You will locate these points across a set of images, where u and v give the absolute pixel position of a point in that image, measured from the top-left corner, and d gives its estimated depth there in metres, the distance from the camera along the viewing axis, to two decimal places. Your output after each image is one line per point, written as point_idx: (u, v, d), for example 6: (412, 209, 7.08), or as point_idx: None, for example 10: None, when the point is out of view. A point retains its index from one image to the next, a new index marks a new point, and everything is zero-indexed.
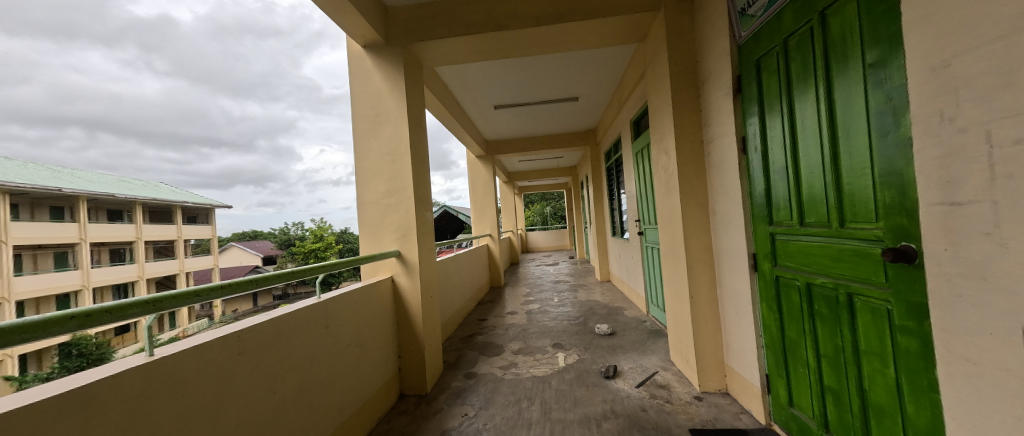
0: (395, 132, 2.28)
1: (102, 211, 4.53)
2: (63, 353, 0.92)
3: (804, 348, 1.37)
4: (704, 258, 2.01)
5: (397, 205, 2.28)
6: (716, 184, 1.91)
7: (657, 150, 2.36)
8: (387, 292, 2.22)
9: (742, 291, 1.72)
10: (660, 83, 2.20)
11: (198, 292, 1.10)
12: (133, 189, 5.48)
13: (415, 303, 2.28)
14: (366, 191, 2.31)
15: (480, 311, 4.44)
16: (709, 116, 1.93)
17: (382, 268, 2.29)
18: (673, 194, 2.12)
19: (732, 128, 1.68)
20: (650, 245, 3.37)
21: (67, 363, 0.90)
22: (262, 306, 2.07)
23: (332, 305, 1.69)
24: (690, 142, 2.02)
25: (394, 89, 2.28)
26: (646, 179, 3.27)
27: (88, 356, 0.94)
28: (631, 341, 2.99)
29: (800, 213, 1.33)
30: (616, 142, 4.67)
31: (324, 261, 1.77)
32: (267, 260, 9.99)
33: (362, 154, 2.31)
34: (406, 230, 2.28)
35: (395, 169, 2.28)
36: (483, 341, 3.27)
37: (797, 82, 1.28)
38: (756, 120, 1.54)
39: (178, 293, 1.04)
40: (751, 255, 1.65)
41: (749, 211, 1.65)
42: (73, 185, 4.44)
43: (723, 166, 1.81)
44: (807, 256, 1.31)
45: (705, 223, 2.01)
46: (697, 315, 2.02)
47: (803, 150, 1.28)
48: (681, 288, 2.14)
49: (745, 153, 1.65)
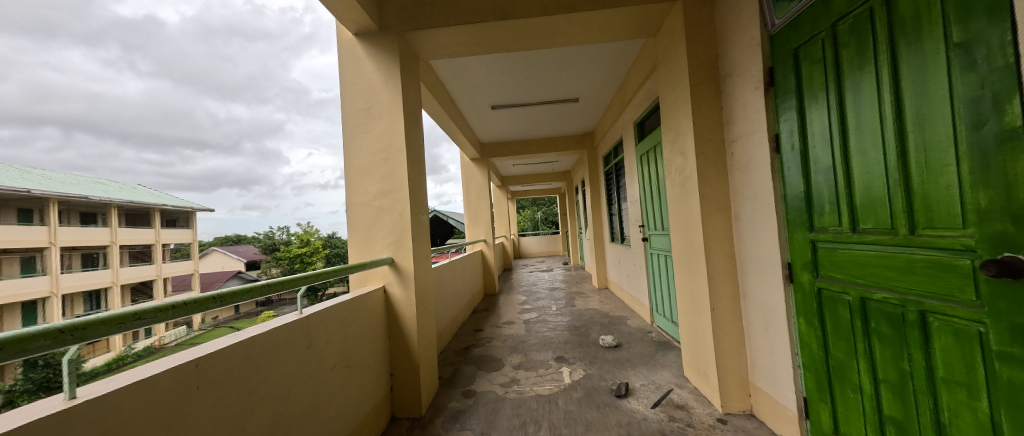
0: (390, 127, 2.08)
1: (75, 214, 4.15)
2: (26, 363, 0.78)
3: (855, 371, 1.22)
4: (727, 266, 1.86)
5: (391, 207, 2.07)
6: (742, 187, 1.76)
7: (671, 151, 2.22)
8: (378, 304, 2.00)
9: (775, 304, 1.57)
10: (676, 79, 2.07)
11: (140, 313, 0.83)
12: (105, 191, 5.10)
13: (409, 316, 2.06)
14: (356, 192, 2.09)
15: (475, 321, 4.20)
16: (733, 113, 1.79)
17: (372, 277, 2.06)
18: (691, 197, 1.97)
19: (764, 125, 1.55)
20: (657, 251, 3.22)
21: (33, 375, 0.76)
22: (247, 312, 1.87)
23: (321, 321, 1.47)
24: (711, 141, 1.88)
25: (390, 80, 2.08)
26: (653, 181, 3.14)
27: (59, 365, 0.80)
28: (638, 353, 2.81)
29: (850, 218, 1.19)
30: (616, 145, 4.55)
31: (311, 269, 1.54)
32: (251, 265, 9.54)
33: (352, 150, 2.10)
34: (400, 234, 2.07)
35: (390, 168, 2.08)
36: (480, 354, 3.04)
37: (849, 71, 1.15)
38: (793, 116, 1.40)
39: (111, 316, 0.78)
40: (786, 265, 1.50)
41: (784, 215, 1.50)
42: (44, 185, 3.98)
43: (750, 166, 1.67)
44: (861, 267, 1.17)
45: (728, 228, 1.86)
46: (719, 330, 1.85)
47: (857, 147, 1.14)
48: (700, 300, 1.98)
49: (778, 153, 1.51)
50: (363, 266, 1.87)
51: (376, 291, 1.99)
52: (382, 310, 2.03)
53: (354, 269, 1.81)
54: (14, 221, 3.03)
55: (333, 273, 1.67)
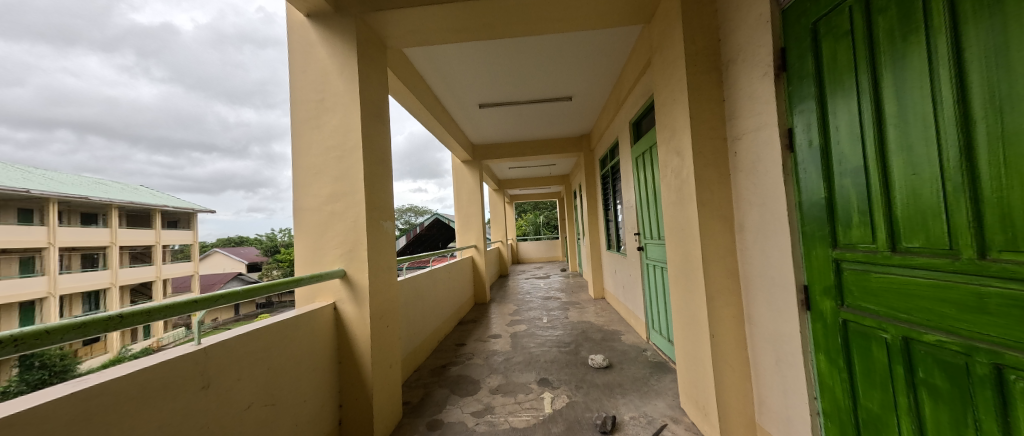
0: (344, 120, 1.83)
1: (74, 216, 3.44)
2: (25, 365, 0.90)
3: (895, 431, 0.94)
4: (727, 285, 1.59)
5: (345, 211, 1.82)
6: (746, 192, 1.50)
7: (666, 152, 1.95)
8: (325, 324, 1.74)
9: (789, 334, 1.29)
10: (670, 70, 1.81)
11: None
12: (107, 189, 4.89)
13: (362, 338, 1.79)
14: (306, 195, 1.84)
15: (459, 334, 3.93)
16: (735, 105, 1.54)
17: (322, 293, 1.81)
18: (687, 204, 1.71)
19: (774, 117, 1.29)
20: (653, 262, 2.95)
21: (27, 376, 0.88)
22: (244, 315, 1.85)
23: (231, 351, 1.22)
24: (710, 138, 1.63)
25: (348, 68, 1.85)
26: (649, 186, 2.88)
27: (51, 367, 0.92)
28: (630, 377, 2.52)
29: (889, 233, 0.92)
30: (612, 146, 4.29)
31: (225, 290, 1.30)
32: None
33: (305, 147, 1.86)
34: (354, 243, 1.81)
35: (345, 167, 1.83)
36: (456, 374, 2.76)
37: (887, 45, 0.89)
38: (811, 105, 1.14)
39: None
40: (802, 287, 1.23)
41: (799, 227, 1.23)
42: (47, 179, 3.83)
43: (758, 168, 1.41)
44: (903, 298, 0.90)
45: (729, 241, 1.60)
46: (718, 361, 1.58)
47: (898, 143, 0.88)
48: (697, 323, 1.71)
49: (792, 151, 1.25)
50: (303, 281, 1.60)
51: (323, 308, 1.73)
52: (331, 330, 1.77)
53: (294, 284, 1.56)
54: (13, 221, 2.66)
55: (256, 293, 1.39)
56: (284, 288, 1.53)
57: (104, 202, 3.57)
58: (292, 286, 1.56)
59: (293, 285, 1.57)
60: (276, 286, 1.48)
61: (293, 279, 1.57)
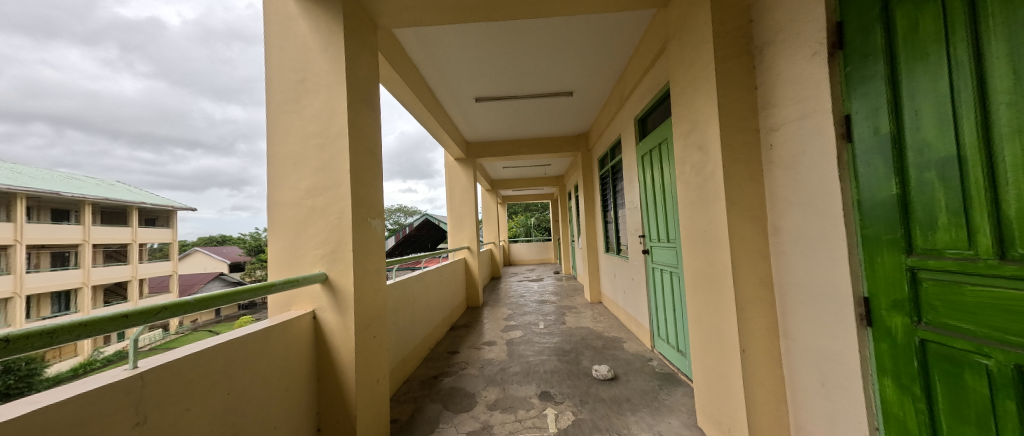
0: (328, 103, 1.60)
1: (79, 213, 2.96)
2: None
3: None
4: (759, 294, 1.42)
5: (327, 207, 1.58)
6: (785, 190, 1.34)
7: (686, 146, 1.78)
8: (302, 336, 1.50)
9: (844, 353, 1.12)
10: (694, 55, 1.64)
11: None
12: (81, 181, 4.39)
13: (344, 353, 1.55)
14: (282, 188, 1.60)
15: (451, 340, 3.70)
16: (771, 92, 1.38)
17: (298, 300, 1.57)
18: (713, 203, 1.53)
19: (827, 102, 1.13)
20: (660, 266, 2.78)
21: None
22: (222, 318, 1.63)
23: (179, 375, 0.99)
24: (741, 129, 1.46)
25: (332, 44, 1.62)
26: (658, 185, 2.71)
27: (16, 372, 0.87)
28: (638, 389, 2.34)
29: (996, 236, 0.75)
30: (613, 145, 4.13)
31: (172, 299, 1.04)
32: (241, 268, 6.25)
33: (281, 133, 1.61)
34: (337, 244, 1.57)
35: (328, 156, 1.59)
36: (449, 386, 2.53)
37: (997, 5, 0.72)
38: (879, 86, 0.98)
39: None
40: (862, 299, 1.06)
41: (860, 229, 1.06)
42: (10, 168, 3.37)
43: (801, 163, 1.24)
44: (1014, 317, 0.73)
45: (761, 244, 1.43)
46: (749, 379, 1.40)
47: (1013, 126, 0.71)
48: (723, 337, 1.52)
49: (849, 142, 1.08)
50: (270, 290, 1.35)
51: (300, 317, 1.50)
52: (310, 343, 1.53)
53: (258, 294, 1.30)
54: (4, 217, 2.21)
55: (208, 305, 1.12)
56: (248, 298, 1.27)
57: (80, 197, 2.78)
58: (256, 297, 1.30)
59: (259, 294, 1.31)
60: (236, 296, 1.22)
61: (260, 287, 1.31)
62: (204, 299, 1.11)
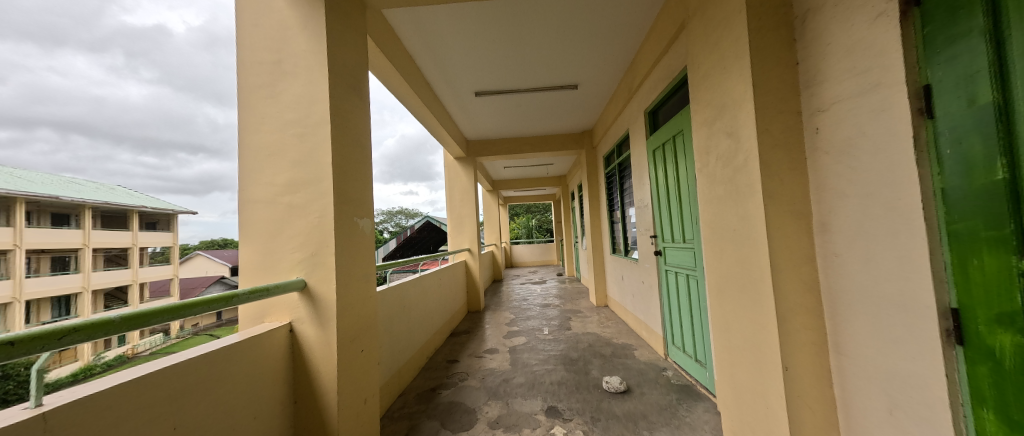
0: (308, 86, 1.41)
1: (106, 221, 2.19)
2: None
3: None
4: (803, 302, 1.23)
5: (306, 204, 1.38)
6: (837, 181, 1.14)
7: (712, 134, 1.58)
8: (277, 354, 1.30)
9: (925, 377, 0.92)
10: (723, 30, 1.44)
11: None
12: None
13: (325, 373, 1.35)
14: (255, 183, 1.40)
15: (451, 348, 3.49)
16: (822, 67, 1.18)
17: (273, 311, 1.37)
18: (747, 197, 1.33)
19: (901, 71, 0.93)
20: (674, 268, 2.60)
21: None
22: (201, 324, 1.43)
23: (112, 408, 0.80)
24: (779, 112, 1.27)
25: (314, 20, 1.42)
26: (671, 181, 2.52)
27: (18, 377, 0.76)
28: (654, 404, 2.14)
29: None
30: (620, 140, 3.95)
31: (93, 315, 0.78)
32: None
33: (253, 120, 1.41)
34: (319, 247, 1.37)
35: (307, 147, 1.39)
36: (448, 400, 2.33)
37: None
38: (977, 44, 0.78)
39: None
40: (953, 311, 0.86)
41: (949, 226, 0.86)
42: None
43: (863, 147, 1.05)
44: None
45: (805, 245, 1.24)
46: (796, 402, 1.20)
47: None
48: (760, 353, 1.33)
49: (929, 118, 0.89)
50: (228, 303, 1.11)
51: (276, 331, 1.30)
52: (287, 360, 1.34)
53: (211, 307, 1.05)
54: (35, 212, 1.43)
55: (141, 324, 0.86)
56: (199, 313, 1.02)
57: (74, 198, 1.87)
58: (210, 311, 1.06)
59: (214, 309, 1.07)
60: (183, 310, 0.97)
61: (215, 299, 1.06)
62: (136, 317, 0.85)
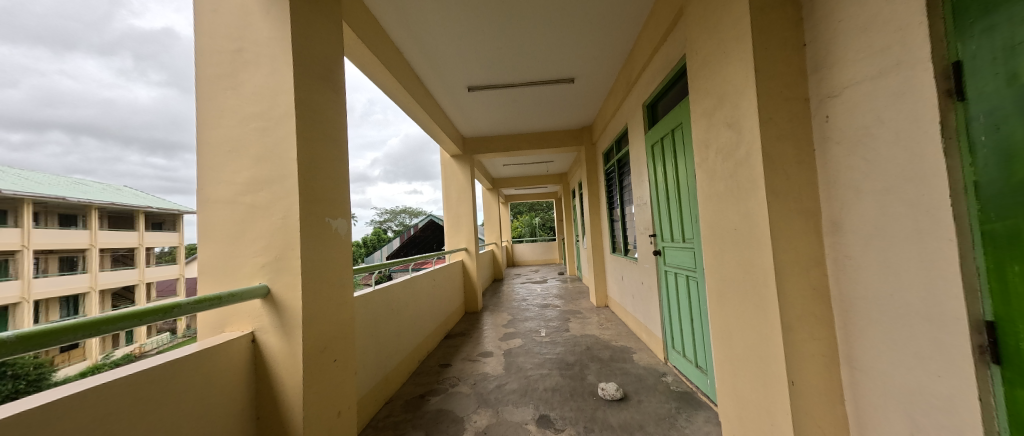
0: (271, 76, 1.30)
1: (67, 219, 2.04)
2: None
3: None
4: (810, 310, 1.11)
5: (270, 204, 1.28)
6: (850, 174, 1.02)
7: (711, 126, 1.46)
8: (237, 366, 1.20)
9: (953, 399, 0.80)
10: (723, 10, 1.32)
11: None
12: None
13: (291, 386, 1.25)
14: (216, 182, 1.30)
15: (445, 352, 3.40)
16: (834, 47, 1.05)
17: (233, 320, 1.28)
18: (749, 194, 1.22)
19: (927, 45, 0.79)
20: (674, 269, 2.48)
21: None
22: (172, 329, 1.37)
23: None
24: (784, 99, 1.15)
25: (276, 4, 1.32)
26: (670, 177, 2.39)
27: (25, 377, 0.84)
28: (652, 413, 2.03)
29: None
30: (620, 136, 3.81)
31: None
32: None
33: (213, 114, 1.31)
34: (283, 249, 1.27)
35: (271, 142, 1.29)
36: (436, 408, 2.23)
37: None
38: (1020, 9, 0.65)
39: None
40: (987, 323, 0.74)
41: (985, 225, 0.74)
42: None
43: (881, 136, 0.92)
44: None
45: (812, 246, 1.12)
46: (803, 421, 1.08)
47: None
48: (763, 365, 1.21)
49: (960, 99, 0.76)
50: (166, 316, 0.96)
51: (236, 341, 1.21)
52: (250, 372, 1.25)
53: (142, 322, 0.91)
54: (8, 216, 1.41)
55: (40, 345, 0.73)
56: (124, 328, 0.88)
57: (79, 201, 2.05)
58: (140, 325, 0.92)
59: (145, 323, 0.92)
60: (100, 327, 0.82)
61: (146, 312, 0.91)
62: (34, 336, 0.72)
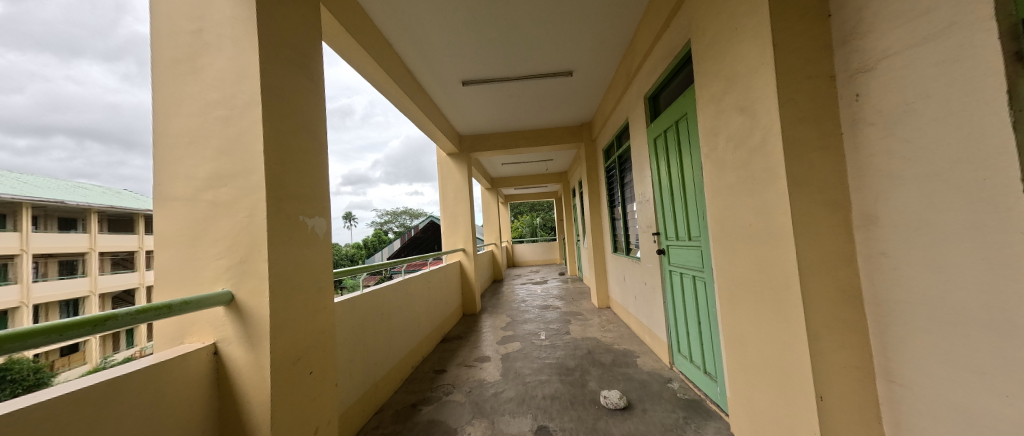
0: (233, 60, 1.17)
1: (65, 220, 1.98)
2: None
3: None
4: (840, 315, 0.98)
5: (233, 201, 1.15)
6: (886, 160, 0.89)
7: (721, 112, 1.33)
8: (196, 382, 1.07)
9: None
10: None
11: None
12: None
13: (256, 402, 1.12)
14: (175, 177, 1.18)
15: (441, 357, 3.27)
16: (865, 15, 0.92)
17: (193, 329, 1.15)
18: (766, 185, 1.09)
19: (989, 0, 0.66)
20: (679, 269, 2.34)
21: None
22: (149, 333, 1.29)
23: None
24: (807, 77, 1.02)
25: None
26: (674, 173, 2.26)
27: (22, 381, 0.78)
28: (658, 423, 1.90)
29: None
30: (620, 131, 3.68)
31: None
32: None
33: (171, 103, 1.19)
34: (248, 251, 1.15)
35: (234, 133, 1.16)
36: (428, 419, 2.10)
37: None
38: None
39: None
40: None
41: None
42: None
43: (927, 113, 0.79)
44: None
45: (840, 243, 0.99)
46: None
47: None
48: (785, 377, 1.08)
49: None
50: (96, 329, 0.81)
51: (196, 353, 1.08)
52: (212, 388, 1.12)
53: (63, 336, 0.75)
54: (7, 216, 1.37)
55: None
56: (38, 345, 0.72)
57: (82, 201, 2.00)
58: (61, 340, 0.76)
59: (68, 336, 0.77)
60: (4, 344, 0.67)
61: (70, 325, 0.76)
62: None
